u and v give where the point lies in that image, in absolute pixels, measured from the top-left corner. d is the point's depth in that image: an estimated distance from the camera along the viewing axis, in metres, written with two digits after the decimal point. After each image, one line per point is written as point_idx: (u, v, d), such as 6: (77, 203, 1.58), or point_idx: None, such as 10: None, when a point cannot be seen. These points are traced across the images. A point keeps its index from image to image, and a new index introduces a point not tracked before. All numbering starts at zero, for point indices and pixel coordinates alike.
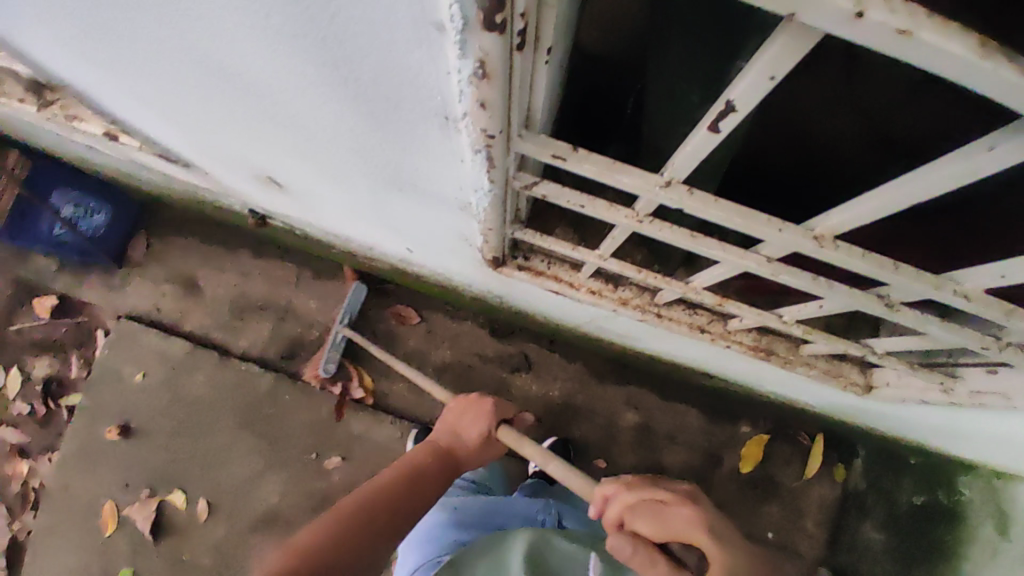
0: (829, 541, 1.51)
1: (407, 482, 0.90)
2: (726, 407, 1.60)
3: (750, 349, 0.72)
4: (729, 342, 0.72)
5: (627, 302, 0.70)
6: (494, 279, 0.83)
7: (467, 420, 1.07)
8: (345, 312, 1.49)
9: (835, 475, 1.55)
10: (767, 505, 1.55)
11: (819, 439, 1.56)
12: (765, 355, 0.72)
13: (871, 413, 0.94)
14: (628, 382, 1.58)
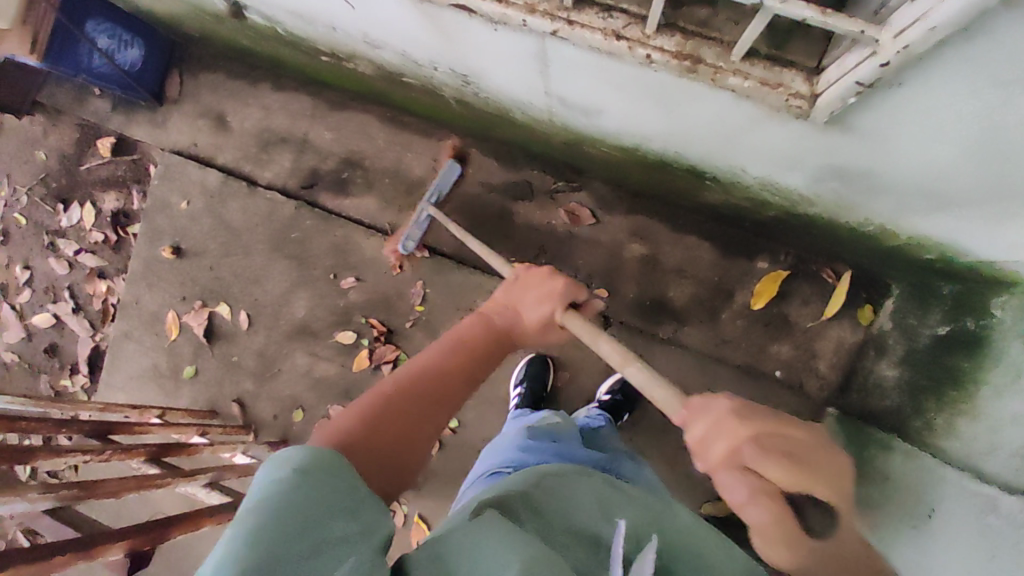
0: (842, 383, 1.46)
1: (457, 362, 0.81)
2: (744, 243, 1.51)
3: (673, 58, 0.72)
4: (648, 49, 0.72)
5: (536, 9, 0.74)
6: (427, 23, 0.88)
7: (516, 295, 0.94)
8: (434, 190, 1.50)
9: (859, 319, 1.47)
10: (777, 343, 1.51)
11: (846, 277, 1.46)
12: (692, 64, 0.72)
13: (857, 171, 0.86)
14: (636, 214, 1.53)
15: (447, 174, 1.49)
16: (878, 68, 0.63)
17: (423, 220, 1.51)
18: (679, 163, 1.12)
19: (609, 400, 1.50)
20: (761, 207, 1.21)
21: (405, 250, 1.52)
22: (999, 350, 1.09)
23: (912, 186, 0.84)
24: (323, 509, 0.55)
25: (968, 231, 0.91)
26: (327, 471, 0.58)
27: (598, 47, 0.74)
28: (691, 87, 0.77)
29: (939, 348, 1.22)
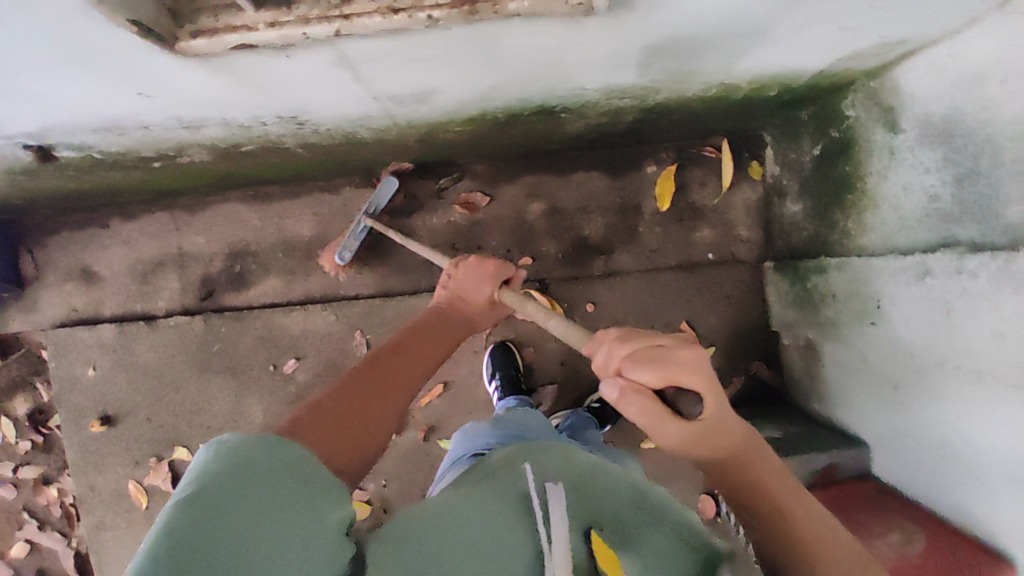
0: (764, 236, 1.57)
1: (411, 355, 0.86)
2: (627, 158, 1.57)
3: (453, 9, 0.71)
4: (427, 11, 0.71)
5: (310, 18, 0.71)
6: (226, 80, 0.85)
7: (477, 280, 1.08)
8: (371, 203, 1.48)
9: (753, 175, 1.57)
10: (696, 231, 1.59)
11: (726, 145, 1.55)
12: (472, 9, 0.71)
13: (677, 46, 0.91)
14: (522, 177, 1.56)
15: (388, 187, 1.47)
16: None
17: (361, 230, 1.47)
18: (527, 110, 1.15)
19: (597, 407, 1.55)
20: (619, 117, 1.26)
21: (343, 262, 1.49)
22: (866, 143, 1.19)
23: (725, 32, 0.89)
24: (269, 491, 0.51)
25: (792, 49, 0.98)
26: (273, 456, 0.54)
27: (389, 29, 0.73)
28: (490, 28, 0.77)
29: (824, 164, 1.32)
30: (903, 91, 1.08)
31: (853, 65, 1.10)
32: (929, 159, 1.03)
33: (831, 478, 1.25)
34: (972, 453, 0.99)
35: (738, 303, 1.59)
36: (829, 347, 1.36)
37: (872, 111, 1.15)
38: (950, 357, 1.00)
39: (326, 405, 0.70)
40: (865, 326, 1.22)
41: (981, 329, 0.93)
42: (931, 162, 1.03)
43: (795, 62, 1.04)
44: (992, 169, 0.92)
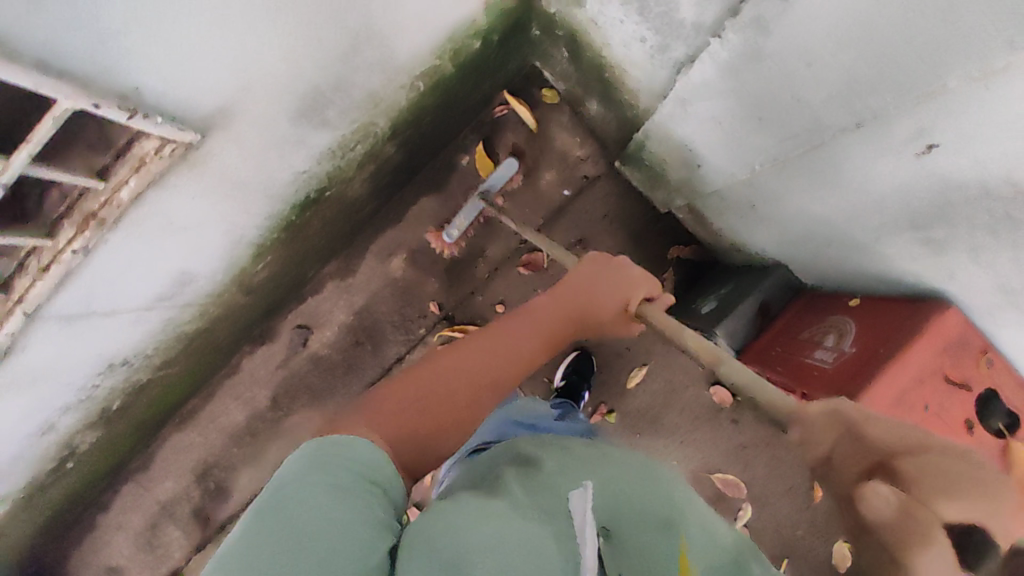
0: (597, 143, 1.55)
1: (538, 332, 0.72)
2: (438, 167, 1.57)
3: (87, 230, 0.78)
4: (70, 247, 0.78)
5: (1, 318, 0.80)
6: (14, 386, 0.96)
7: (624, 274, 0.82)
8: (490, 184, 1.52)
9: (551, 101, 1.54)
10: (540, 180, 1.57)
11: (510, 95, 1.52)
12: (100, 218, 0.78)
13: (327, 87, 0.94)
14: (367, 248, 1.58)
15: (504, 171, 1.53)
16: (162, 91, 0.71)
17: (471, 212, 1.52)
18: (291, 214, 1.18)
19: (565, 384, 1.55)
20: (380, 154, 1.28)
21: (449, 238, 1.54)
22: (579, 26, 1.15)
23: (339, 57, 0.90)
24: (337, 492, 0.47)
25: (426, 16, 0.98)
26: (352, 453, 0.50)
27: (59, 280, 0.81)
28: (139, 213, 0.82)
29: (577, 61, 1.29)
30: None
31: None
32: (618, 12, 0.99)
33: (772, 319, 1.24)
34: (829, 220, 0.96)
35: (620, 212, 1.57)
36: (698, 202, 1.32)
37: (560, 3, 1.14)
38: (749, 158, 0.98)
39: (426, 383, 0.62)
40: (696, 169, 1.18)
41: (742, 121, 0.92)
42: (618, 13, 0.99)
43: (440, 17, 1.04)
44: None
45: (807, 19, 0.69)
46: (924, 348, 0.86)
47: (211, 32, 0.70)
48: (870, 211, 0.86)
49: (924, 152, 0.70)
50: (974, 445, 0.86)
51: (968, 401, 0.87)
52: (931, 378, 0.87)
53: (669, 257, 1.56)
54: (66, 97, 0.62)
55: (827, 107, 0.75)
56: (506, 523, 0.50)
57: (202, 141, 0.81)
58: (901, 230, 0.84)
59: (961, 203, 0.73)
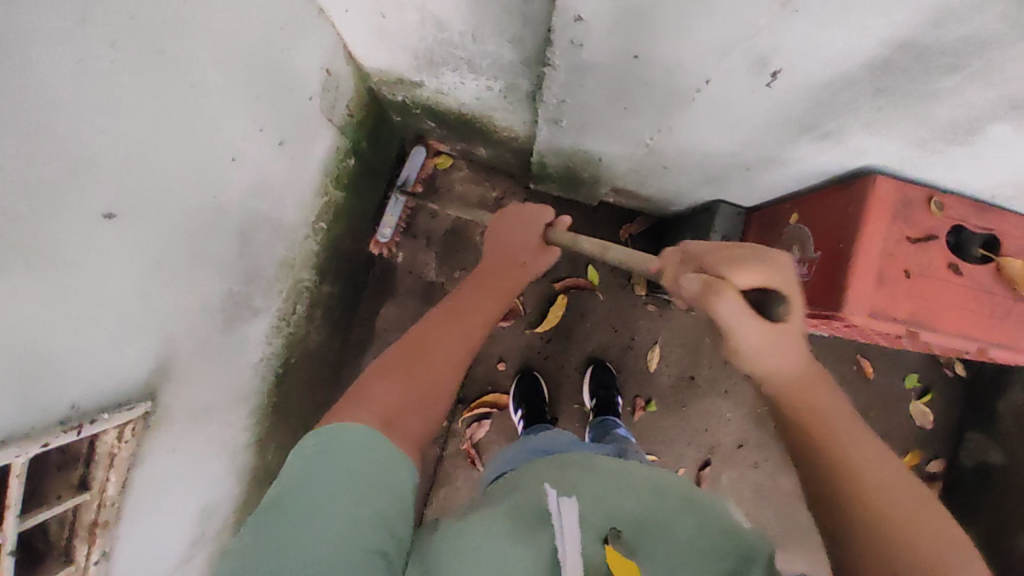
0: (504, 177, 1.59)
1: (478, 306, 0.82)
2: (381, 273, 1.60)
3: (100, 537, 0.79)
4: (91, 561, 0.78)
5: None
6: None
7: (518, 217, 1.09)
8: (407, 174, 1.54)
9: (445, 163, 1.58)
10: (475, 236, 1.60)
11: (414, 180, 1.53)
12: (106, 519, 0.79)
13: (242, 284, 0.94)
14: (358, 377, 1.59)
15: (415, 156, 1.54)
16: (97, 388, 0.72)
17: (394, 205, 1.52)
18: (273, 397, 1.19)
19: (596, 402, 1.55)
20: (321, 297, 1.30)
21: (382, 236, 1.54)
22: (430, 100, 1.17)
23: (242, 255, 0.92)
24: (352, 463, 0.56)
25: (295, 173, 1.00)
26: (349, 434, 0.58)
27: None
28: (133, 496, 0.83)
29: (446, 125, 1.32)
30: (387, 71, 1.08)
31: (348, 103, 1.10)
32: (455, 76, 1.01)
33: None
34: (734, 154, 0.99)
35: (557, 223, 1.61)
36: (617, 184, 1.34)
37: (403, 90, 1.16)
38: (636, 139, 1.01)
39: (403, 353, 0.69)
40: (599, 162, 1.20)
41: (612, 114, 0.93)
42: (455, 77, 1.02)
43: (313, 162, 1.04)
44: (472, 47, 0.90)
45: (608, 30, 0.71)
46: (874, 230, 0.87)
47: (113, 315, 0.70)
48: (761, 136, 0.90)
49: (776, 76, 0.73)
50: (967, 282, 0.88)
51: (940, 248, 0.88)
52: (898, 248, 0.87)
53: (622, 239, 1.61)
54: (21, 453, 0.62)
55: (674, 81, 0.78)
56: (503, 539, 0.61)
57: (155, 402, 0.82)
58: (799, 136, 0.86)
59: (835, 96, 0.74)
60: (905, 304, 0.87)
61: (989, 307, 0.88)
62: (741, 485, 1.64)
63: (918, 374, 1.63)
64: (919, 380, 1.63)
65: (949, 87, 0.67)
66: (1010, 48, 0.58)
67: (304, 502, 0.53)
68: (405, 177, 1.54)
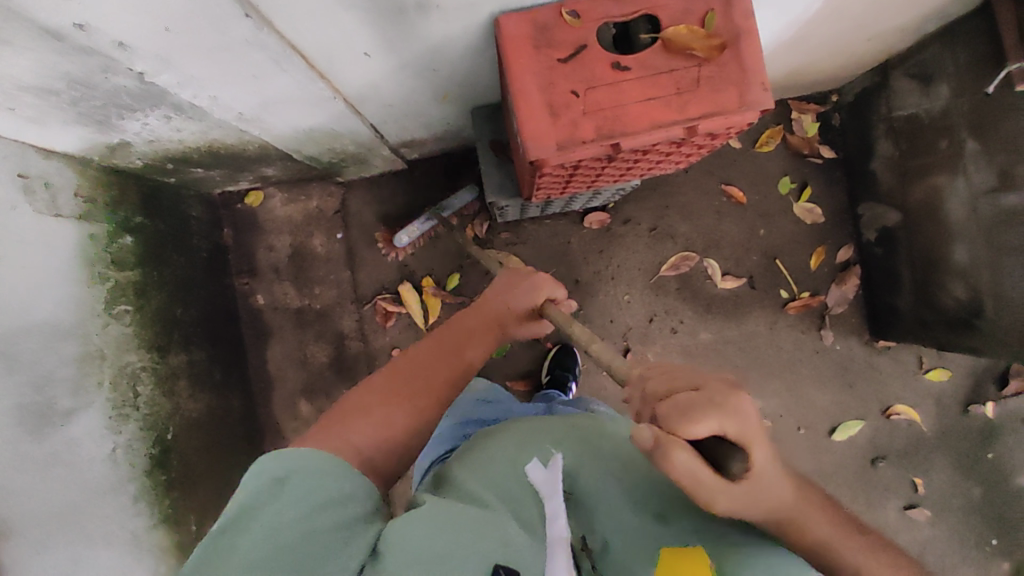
0: (316, 185, 1.61)
1: (459, 350, 0.90)
2: (252, 322, 1.63)
3: None
4: None
5: None
6: None
7: (530, 285, 1.05)
8: (449, 207, 1.56)
9: (256, 197, 1.61)
10: (316, 249, 1.63)
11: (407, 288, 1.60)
12: None
13: (33, 395, 1.00)
14: (276, 422, 1.63)
15: (464, 196, 1.57)
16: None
17: (424, 222, 1.55)
18: (165, 472, 1.26)
19: (551, 380, 1.55)
20: (176, 369, 1.34)
21: (400, 241, 1.54)
22: (158, 152, 1.21)
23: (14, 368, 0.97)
24: (301, 503, 0.59)
25: (38, 277, 1.04)
26: (303, 467, 0.61)
27: None
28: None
29: (205, 165, 1.33)
30: (87, 147, 1.11)
31: (75, 191, 1.14)
32: (131, 121, 1.03)
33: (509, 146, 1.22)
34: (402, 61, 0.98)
35: (386, 201, 1.62)
36: (388, 138, 1.35)
37: (127, 155, 1.18)
38: (316, 93, 1.02)
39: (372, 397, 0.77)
40: (333, 128, 1.20)
41: (256, 86, 0.94)
42: (133, 120, 1.03)
43: (58, 259, 1.09)
44: (94, 92, 0.89)
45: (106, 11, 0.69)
46: (522, 67, 0.84)
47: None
48: (388, 32, 0.89)
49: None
50: (639, 73, 0.85)
51: (596, 54, 0.85)
52: (554, 75, 0.85)
53: (449, 186, 1.61)
54: None
55: (229, 29, 0.77)
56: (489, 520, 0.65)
57: None
58: (410, 18, 0.85)
59: None
60: (586, 125, 0.85)
61: (672, 85, 0.85)
62: (670, 355, 1.61)
63: (788, 177, 1.60)
64: (792, 181, 1.60)
65: None
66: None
67: (251, 533, 0.57)
68: (449, 211, 1.56)
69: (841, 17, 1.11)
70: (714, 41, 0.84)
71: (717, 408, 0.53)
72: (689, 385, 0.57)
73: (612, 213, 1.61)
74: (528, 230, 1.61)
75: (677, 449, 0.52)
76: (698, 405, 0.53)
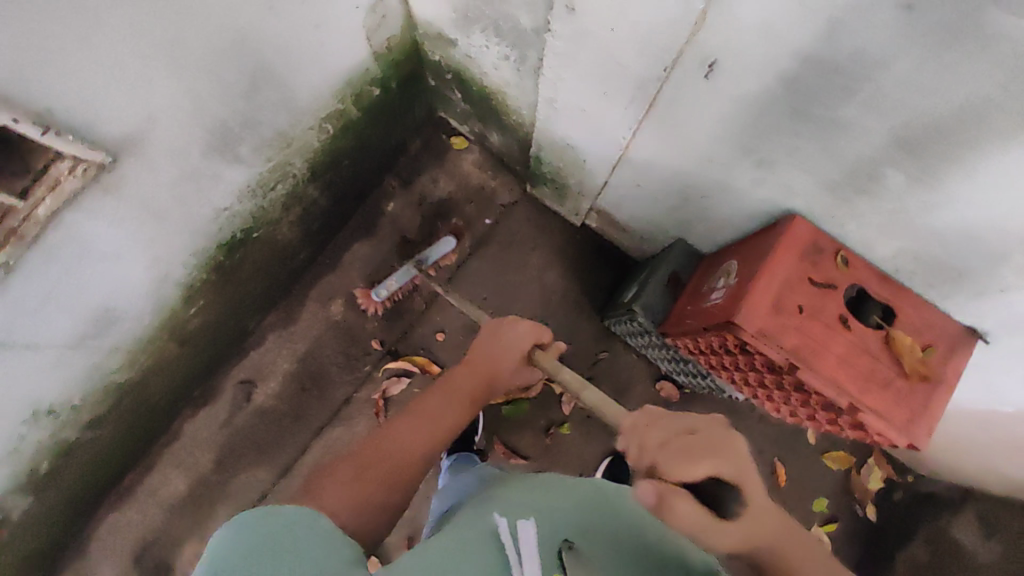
0: (507, 174, 1.72)
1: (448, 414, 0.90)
2: (369, 214, 1.68)
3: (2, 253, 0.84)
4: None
5: None
6: None
7: (509, 336, 1.04)
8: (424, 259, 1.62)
9: (464, 145, 1.72)
10: (462, 213, 1.71)
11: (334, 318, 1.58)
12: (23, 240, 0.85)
13: (232, 122, 1.05)
14: (307, 295, 1.62)
15: (443, 246, 1.64)
16: (73, 106, 0.80)
17: (403, 275, 1.58)
18: (224, 255, 1.27)
19: None
20: (303, 197, 1.39)
21: (382, 290, 1.57)
22: (459, 63, 1.35)
23: (243, 97, 1.04)
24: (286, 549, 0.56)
25: (317, 56, 1.12)
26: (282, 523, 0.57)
27: None
28: (57, 232, 0.89)
29: (468, 97, 1.48)
30: (429, 20, 1.25)
31: (389, 35, 1.27)
32: (482, 36, 1.17)
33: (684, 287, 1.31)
34: (690, 176, 1.10)
35: (541, 231, 1.71)
36: (601, 201, 1.47)
37: (441, 48, 1.34)
38: (612, 138, 1.13)
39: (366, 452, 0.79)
40: (583, 163, 1.32)
41: (593, 100, 1.06)
42: (482, 40, 1.19)
43: (337, 60, 1.18)
44: None
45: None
46: (785, 259, 0.95)
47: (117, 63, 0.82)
48: (713, 158, 1.00)
49: (710, 67, 0.81)
50: (855, 339, 0.93)
51: (836, 299, 0.95)
52: (799, 285, 0.94)
53: (592, 266, 1.69)
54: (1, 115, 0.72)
55: (646, 64, 0.87)
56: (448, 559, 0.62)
57: (115, 163, 0.91)
58: (741, 162, 0.96)
59: (762, 115, 0.83)
60: (793, 336, 0.92)
61: (869, 368, 0.93)
62: None
63: (828, 500, 1.62)
64: (828, 507, 1.61)
65: (853, 118, 0.74)
66: (892, 69, 0.65)
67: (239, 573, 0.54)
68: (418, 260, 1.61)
69: (981, 433, 1.21)
70: (921, 369, 0.93)
71: (714, 451, 0.70)
72: (690, 428, 0.72)
73: (681, 397, 1.66)
74: (614, 348, 1.67)
75: (678, 496, 0.68)
76: (700, 447, 0.70)
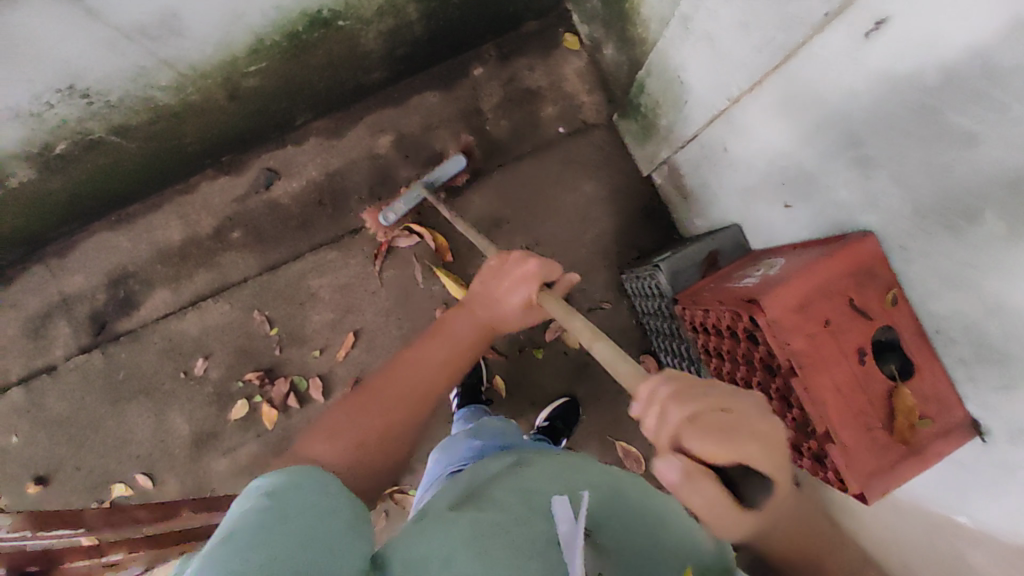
0: (602, 94, 1.63)
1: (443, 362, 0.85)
2: (454, 69, 1.61)
3: None
4: None
5: None
6: None
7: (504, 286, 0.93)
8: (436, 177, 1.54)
9: (575, 45, 1.63)
10: (541, 111, 1.63)
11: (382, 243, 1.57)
12: None
13: None
14: (362, 118, 1.59)
15: (453, 165, 1.55)
16: None
17: (410, 198, 1.51)
18: (302, 27, 1.24)
19: (548, 426, 1.53)
20: (401, 11, 1.33)
21: (391, 217, 1.51)
22: None
23: None
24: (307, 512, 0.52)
25: None
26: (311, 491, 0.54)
27: None
28: None
29: None
30: None
31: None
32: None
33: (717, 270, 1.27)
34: (784, 158, 1.03)
35: (606, 164, 1.64)
36: (679, 155, 1.39)
37: None
38: (729, 84, 1.06)
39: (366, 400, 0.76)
40: (685, 104, 1.24)
41: (731, 32, 0.98)
42: None
43: None
44: None
45: None
46: (831, 267, 0.91)
47: None
48: (817, 141, 0.94)
49: (880, 18, 0.73)
50: (861, 373, 0.90)
51: (862, 328, 0.91)
52: (831, 299, 0.91)
53: (637, 220, 1.63)
54: None
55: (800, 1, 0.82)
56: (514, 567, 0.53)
57: None
58: (841, 155, 0.91)
59: (885, 103, 0.79)
60: (801, 340, 0.90)
61: (860, 404, 0.89)
62: None
63: None
64: None
65: (974, 133, 0.68)
66: None
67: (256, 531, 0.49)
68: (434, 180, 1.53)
69: None
70: (908, 434, 0.89)
71: None
72: None
73: None
74: (619, 305, 1.64)
75: None
76: None
